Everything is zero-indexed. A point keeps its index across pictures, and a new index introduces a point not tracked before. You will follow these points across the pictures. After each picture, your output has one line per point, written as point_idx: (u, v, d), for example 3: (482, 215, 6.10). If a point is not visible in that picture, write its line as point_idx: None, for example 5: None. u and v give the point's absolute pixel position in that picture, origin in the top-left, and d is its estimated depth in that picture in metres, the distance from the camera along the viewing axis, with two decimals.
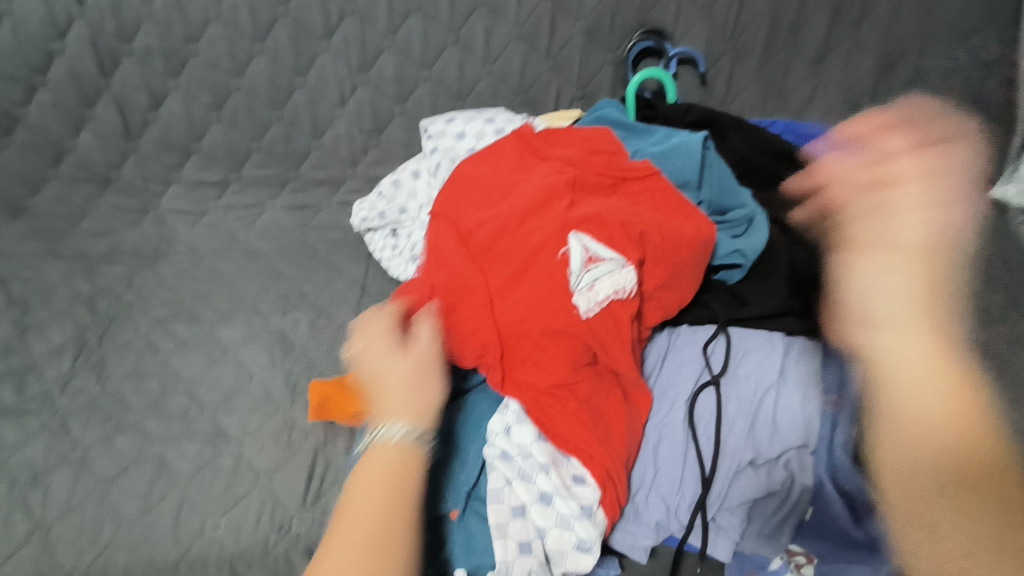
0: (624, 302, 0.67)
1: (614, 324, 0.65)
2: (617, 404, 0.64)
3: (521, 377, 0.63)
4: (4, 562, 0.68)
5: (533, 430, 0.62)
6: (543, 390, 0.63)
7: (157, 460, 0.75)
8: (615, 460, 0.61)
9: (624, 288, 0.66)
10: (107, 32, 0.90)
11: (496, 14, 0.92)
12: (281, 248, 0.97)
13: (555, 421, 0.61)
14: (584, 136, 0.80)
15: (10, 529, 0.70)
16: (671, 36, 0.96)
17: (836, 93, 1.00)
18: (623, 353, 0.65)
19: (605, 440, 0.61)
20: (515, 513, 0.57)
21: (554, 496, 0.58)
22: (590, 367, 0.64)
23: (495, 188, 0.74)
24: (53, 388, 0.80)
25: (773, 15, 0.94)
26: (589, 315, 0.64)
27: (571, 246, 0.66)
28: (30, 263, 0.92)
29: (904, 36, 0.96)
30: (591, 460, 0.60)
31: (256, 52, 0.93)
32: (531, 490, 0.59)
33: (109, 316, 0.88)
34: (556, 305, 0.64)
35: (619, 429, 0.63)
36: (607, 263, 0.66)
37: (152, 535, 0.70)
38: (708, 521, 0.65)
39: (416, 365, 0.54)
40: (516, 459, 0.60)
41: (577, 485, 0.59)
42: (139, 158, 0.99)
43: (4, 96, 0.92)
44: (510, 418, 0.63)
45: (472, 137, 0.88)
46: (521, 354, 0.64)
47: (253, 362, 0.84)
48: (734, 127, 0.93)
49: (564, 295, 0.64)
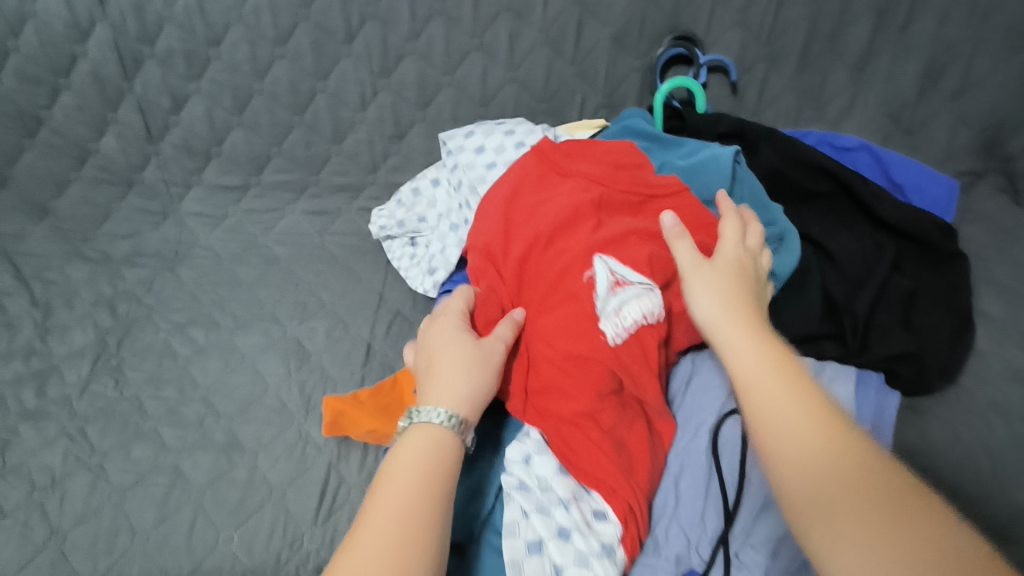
0: (653, 327, 0.64)
1: (642, 352, 0.63)
2: (641, 434, 0.62)
3: (540, 405, 0.61)
4: (22, 567, 0.68)
5: (553, 462, 0.60)
6: (565, 418, 0.61)
7: (172, 470, 0.75)
8: (639, 494, 0.59)
9: (652, 313, 0.63)
10: (130, 35, 0.88)
11: (521, 19, 0.89)
12: (300, 254, 0.96)
13: (577, 450, 0.60)
14: (608, 149, 0.77)
15: (29, 533, 0.71)
16: (702, 42, 0.92)
17: (876, 104, 0.95)
18: (649, 382, 0.62)
19: (628, 472, 0.59)
20: (532, 549, 0.55)
21: (573, 531, 0.56)
22: (615, 395, 0.62)
23: (519, 208, 0.73)
24: (73, 393, 0.81)
25: (812, 21, 0.90)
26: (616, 342, 0.62)
27: (596, 270, 0.65)
28: (55, 264, 0.94)
29: (955, 44, 0.90)
30: (613, 494, 0.58)
31: (278, 56, 0.91)
32: (548, 524, 0.56)
33: (129, 319, 0.89)
34: (582, 330, 0.62)
35: (643, 461, 0.61)
36: (635, 287, 0.64)
37: (166, 545, 0.70)
38: (730, 557, 0.63)
39: (476, 355, 0.59)
40: (535, 491, 0.59)
41: (597, 521, 0.57)
42: (161, 161, 0.98)
43: (29, 98, 0.91)
44: (529, 448, 0.61)
45: (492, 151, 0.85)
46: (545, 381, 0.62)
47: (269, 371, 0.84)
48: (767, 138, 0.89)
49: (591, 320, 0.62)
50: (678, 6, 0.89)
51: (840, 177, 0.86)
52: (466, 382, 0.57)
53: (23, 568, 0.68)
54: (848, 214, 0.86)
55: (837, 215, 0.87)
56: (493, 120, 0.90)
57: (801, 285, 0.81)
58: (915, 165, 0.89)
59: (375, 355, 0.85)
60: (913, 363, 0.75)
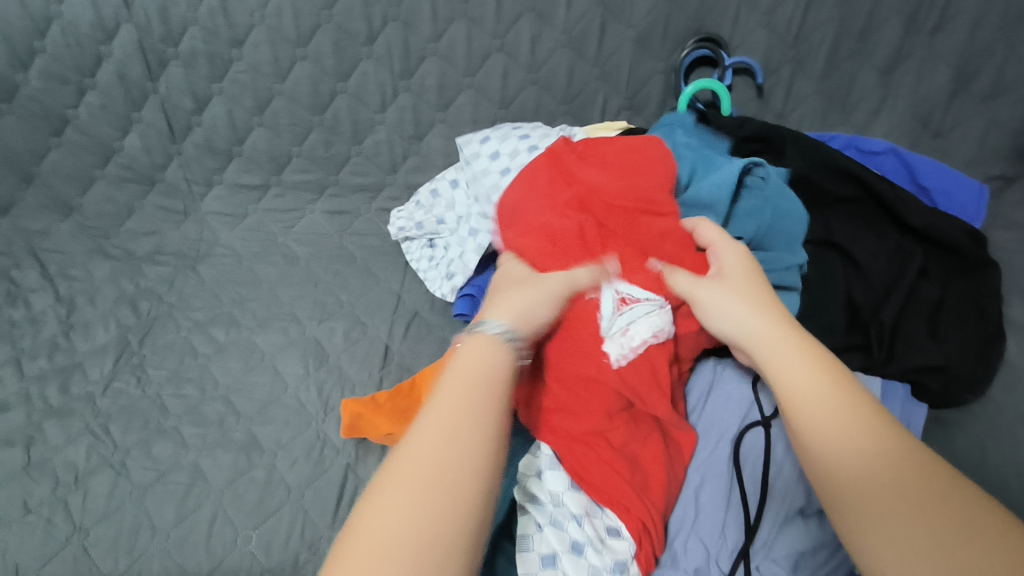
0: (660, 347, 0.64)
1: (652, 372, 0.63)
2: (655, 449, 0.62)
3: (550, 424, 0.62)
4: (47, 562, 0.69)
5: (565, 477, 0.60)
6: (575, 437, 0.61)
7: (193, 468, 0.76)
8: (651, 512, 0.59)
9: (662, 331, 0.63)
10: (154, 36, 0.89)
11: (543, 21, 0.89)
12: (319, 254, 0.97)
13: (589, 469, 0.59)
14: (625, 145, 0.71)
15: (53, 530, 0.71)
16: (727, 45, 0.90)
17: (905, 107, 0.93)
18: (661, 401, 0.62)
19: (641, 490, 0.59)
20: (545, 563, 0.55)
21: (586, 546, 0.56)
22: (625, 412, 0.62)
23: (527, 221, 0.69)
24: (96, 390, 0.82)
25: (840, 23, 0.88)
26: (622, 363, 0.62)
27: (603, 292, 0.64)
28: (80, 260, 0.96)
29: (988, 47, 0.88)
30: (626, 513, 0.58)
31: (299, 57, 0.91)
32: (562, 538, 0.56)
33: (151, 317, 0.90)
34: (589, 353, 0.62)
35: (657, 478, 0.60)
36: (644, 306, 0.64)
37: (186, 543, 0.71)
38: (750, 571, 0.62)
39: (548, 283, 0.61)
40: (549, 504, 0.58)
41: (611, 537, 0.57)
42: (183, 160, 0.99)
43: (56, 98, 0.92)
44: (542, 462, 0.60)
45: (506, 156, 0.85)
46: (556, 400, 0.62)
47: (288, 372, 0.84)
48: (792, 143, 0.88)
49: (596, 341, 0.63)
50: (704, 7, 0.88)
51: (866, 183, 0.84)
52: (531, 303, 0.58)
53: (47, 563, 0.69)
54: (875, 220, 0.84)
55: (863, 221, 0.85)
56: (508, 125, 0.89)
57: (824, 296, 0.79)
58: (944, 169, 0.87)
59: (393, 357, 0.85)
60: (939, 376, 0.74)
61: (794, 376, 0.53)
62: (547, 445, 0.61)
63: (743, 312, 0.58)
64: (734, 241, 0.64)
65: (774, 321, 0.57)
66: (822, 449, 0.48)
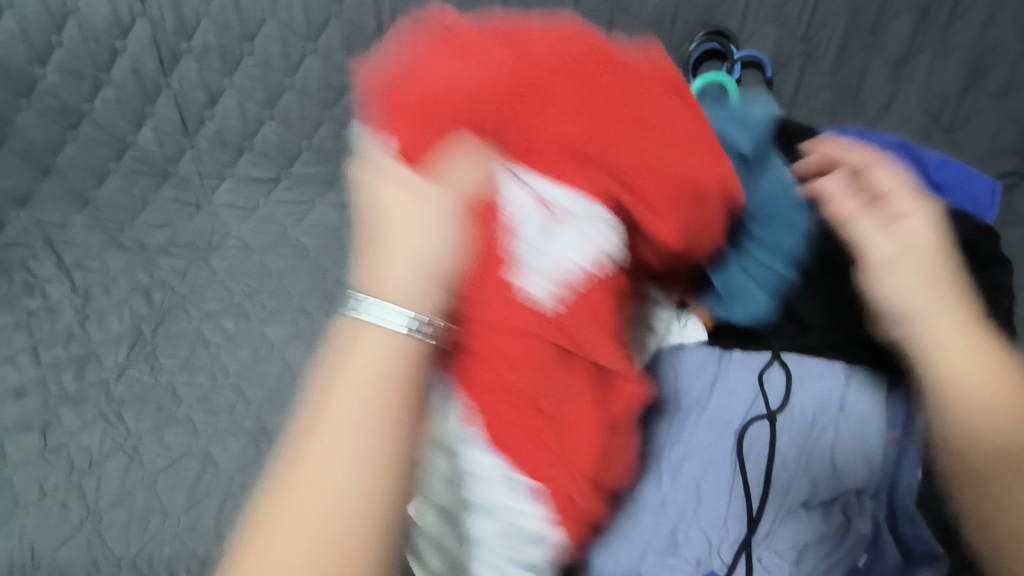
0: (602, 278, 0.53)
1: (591, 309, 0.52)
2: (594, 402, 0.52)
3: (475, 381, 0.48)
4: (59, 547, 0.72)
5: (491, 463, 0.49)
6: (498, 390, 0.49)
7: (204, 454, 0.78)
8: (580, 480, 0.51)
9: (605, 254, 0.52)
10: (168, 31, 0.90)
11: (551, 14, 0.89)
12: (329, 246, 0.98)
13: (508, 441, 0.49)
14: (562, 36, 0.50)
15: (68, 513, 0.74)
16: (737, 38, 0.90)
17: (916, 101, 0.91)
18: (601, 342, 0.52)
19: (569, 450, 0.51)
20: (468, 541, 0.49)
21: (505, 530, 0.49)
22: (563, 358, 0.51)
23: (429, 108, 0.46)
24: (110, 377, 0.84)
25: (851, 15, 0.88)
26: (547, 301, 0.50)
27: (510, 191, 0.49)
28: (95, 251, 0.97)
29: (1002, 41, 0.87)
30: (550, 482, 0.50)
31: (310, 51, 0.92)
32: (484, 522, 0.49)
33: (164, 307, 0.91)
34: (498, 284, 0.49)
35: (591, 437, 0.52)
36: (574, 219, 0.51)
37: (198, 526, 0.72)
38: (753, 561, 0.62)
39: (435, 201, 0.43)
40: (464, 484, 0.49)
41: (528, 533, 0.49)
42: (195, 154, 1.00)
43: (72, 92, 0.94)
44: (464, 433, 0.49)
45: None
46: (493, 346, 0.49)
47: (297, 361, 0.85)
48: (802, 134, 0.87)
49: (505, 263, 0.50)
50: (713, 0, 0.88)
51: None
52: (424, 246, 0.42)
53: (64, 544, 0.72)
54: None
55: None
56: None
57: (836, 283, 0.75)
58: (956, 164, 0.87)
59: None
60: None
61: (961, 363, 0.47)
62: (472, 402, 0.49)
63: (927, 285, 0.49)
64: (910, 181, 0.54)
65: (935, 279, 0.49)
66: (965, 422, 0.46)
